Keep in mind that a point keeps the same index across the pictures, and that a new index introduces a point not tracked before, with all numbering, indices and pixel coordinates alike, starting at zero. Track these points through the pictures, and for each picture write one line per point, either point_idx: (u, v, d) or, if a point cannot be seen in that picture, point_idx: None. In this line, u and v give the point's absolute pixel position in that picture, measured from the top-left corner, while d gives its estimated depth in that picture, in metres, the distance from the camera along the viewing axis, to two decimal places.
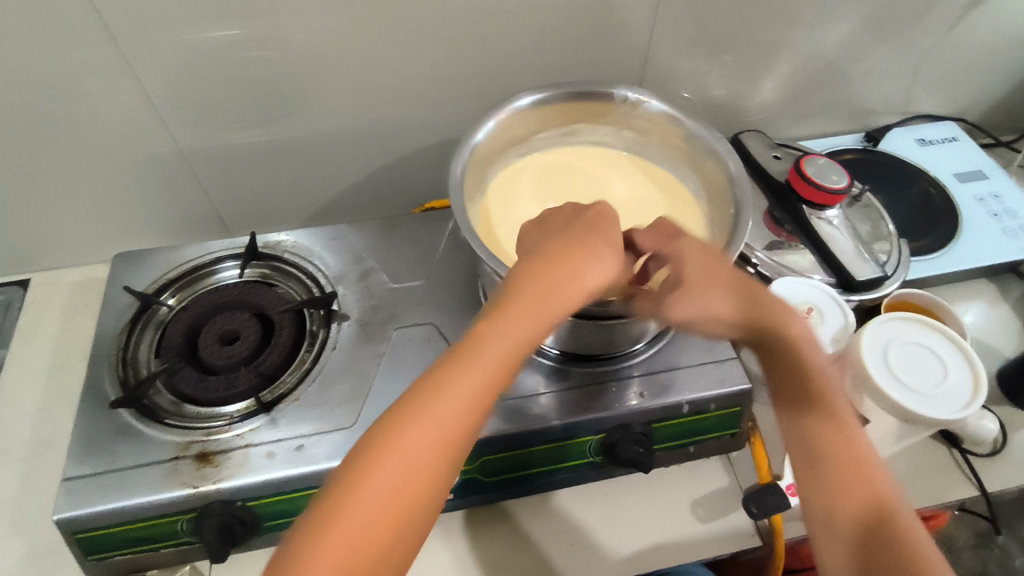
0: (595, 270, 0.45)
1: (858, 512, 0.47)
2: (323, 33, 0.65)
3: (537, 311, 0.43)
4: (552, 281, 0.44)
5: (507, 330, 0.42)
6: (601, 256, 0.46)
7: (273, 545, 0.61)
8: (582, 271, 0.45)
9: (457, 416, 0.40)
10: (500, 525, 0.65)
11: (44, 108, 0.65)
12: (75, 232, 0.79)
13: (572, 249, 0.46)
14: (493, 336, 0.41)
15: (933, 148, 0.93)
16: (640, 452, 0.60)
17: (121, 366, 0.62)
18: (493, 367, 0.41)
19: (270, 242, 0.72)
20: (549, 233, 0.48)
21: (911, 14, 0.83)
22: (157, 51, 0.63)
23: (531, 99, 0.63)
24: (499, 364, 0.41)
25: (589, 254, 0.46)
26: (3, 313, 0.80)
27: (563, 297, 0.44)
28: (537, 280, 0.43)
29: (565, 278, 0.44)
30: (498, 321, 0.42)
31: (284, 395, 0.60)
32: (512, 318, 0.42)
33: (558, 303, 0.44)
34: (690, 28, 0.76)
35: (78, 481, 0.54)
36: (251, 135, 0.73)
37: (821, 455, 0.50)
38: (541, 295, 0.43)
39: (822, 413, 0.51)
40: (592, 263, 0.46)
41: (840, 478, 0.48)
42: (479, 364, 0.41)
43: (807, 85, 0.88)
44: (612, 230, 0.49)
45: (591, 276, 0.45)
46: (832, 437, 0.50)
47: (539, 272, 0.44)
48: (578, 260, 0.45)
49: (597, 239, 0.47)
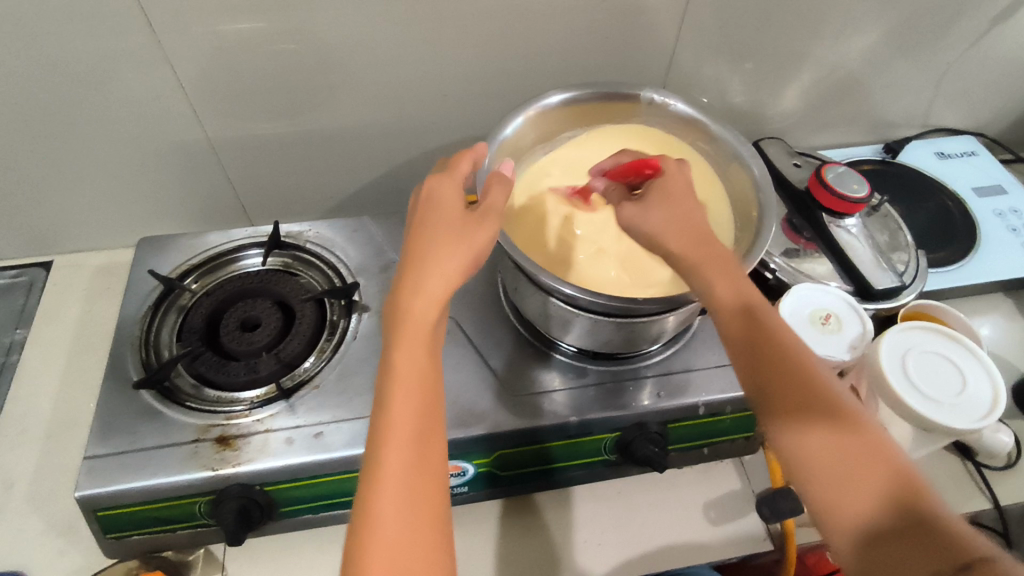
0: (455, 250, 0.45)
1: (873, 510, 0.39)
2: (354, 27, 0.66)
3: (432, 295, 0.43)
4: (424, 278, 0.43)
5: (413, 340, 0.42)
6: (446, 234, 0.46)
7: (288, 531, 0.61)
8: (437, 260, 0.44)
9: (416, 428, 0.41)
10: (512, 520, 0.65)
11: (77, 93, 0.66)
12: (100, 216, 0.80)
13: (438, 229, 0.46)
14: (405, 353, 0.42)
15: (952, 162, 0.94)
16: (655, 451, 0.60)
17: (144, 349, 0.63)
18: (419, 374, 0.42)
19: (292, 232, 0.72)
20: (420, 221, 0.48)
21: (936, 27, 0.83)
22: (191, 40, 0.64)
23: (560, 97, 0.65)
24: (426, 369, 0.42)
25: (441, 237, 0.45)
26: (27, 294, 0.81)
27: (445, 269, 0.44)
28: (410, 284, 0.44)
29: (427, 272, 0.44)
30: (403, 337, 0.42)
31: (304, 382, 0.61)
32: (413, 330, 0.42)
33: (442, 291, 0.44)
34: (715, 34, 0.76)
35: (98, 459, 0.55)
36: (279, 126, 0.74)
37: (816, 454, 0.42)
38: (421, 296, 0.43)
39: (805, 404, 0.43)
40: (450, 245, 0.45)
41: (838, 471, 0.41)
42: (407, 380, 0.41)
43: (828, 95, 0.89)
44: (434, 207, 0.48)
45: (460, 246, 0.45)
46: (825, 429, 0.42)
47: (421, 261, 0.45)
48: (446, 238, 0.45)
49: (435, 223, 0.46)
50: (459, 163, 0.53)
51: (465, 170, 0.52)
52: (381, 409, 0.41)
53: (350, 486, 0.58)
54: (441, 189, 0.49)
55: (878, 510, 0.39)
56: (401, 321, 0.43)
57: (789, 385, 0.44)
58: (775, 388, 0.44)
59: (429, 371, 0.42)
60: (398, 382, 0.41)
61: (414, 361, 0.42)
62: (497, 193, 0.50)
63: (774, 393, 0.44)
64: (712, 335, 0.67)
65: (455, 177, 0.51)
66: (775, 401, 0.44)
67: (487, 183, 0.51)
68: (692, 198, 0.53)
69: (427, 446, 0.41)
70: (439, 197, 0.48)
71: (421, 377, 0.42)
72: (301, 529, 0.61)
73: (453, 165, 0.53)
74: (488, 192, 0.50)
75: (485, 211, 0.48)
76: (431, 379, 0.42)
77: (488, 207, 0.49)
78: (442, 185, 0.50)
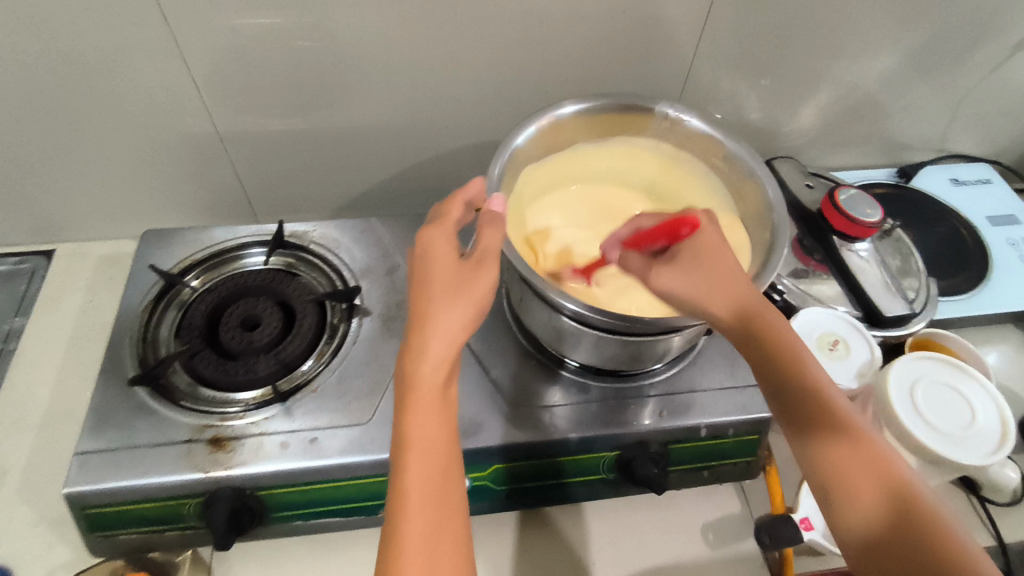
0: (456, 309, 0.44)
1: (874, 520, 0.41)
2: (370, 27, 0.65)
3: (435, 358, 0.43)
4: (427, 342, 0.43)
5: (424, 405, 0.42)
6: (443, 292, 0.45)
7: (279, 535, 0.60)
8: (438, 323, 0.44)
9: (433, 492, 0.41)
10: (506, 534, 0.64)
11: (87, 81, 0.66)
12: (105, 206, 0.79)
13: (427, 295, 0.45)
14: (416, 421, 0.42)
15: (966, 189, 0.93)
16: (656, 472, 0.59)
17: (141, 344, 0.62)
18: (432, 438, 0.42)
19: (297, 232, 0.72)
20: (416, 278, 0.47)
21: (957, 52, 0.82)
22: (205, 32, 0.63)
23: (576, 108, 0.64)
24: (438, 432, 0.42)
25: (439, 297, 0.45)
26: (28, 282, 0.80)
27: (439, 338, 0.43)
28: (414, 349, 0.43)
29: (429, 335, 0.43)
30: (413, 403, 0.42)
31: (302, 385, 0.60)
32: (423, 394, 0.42)
33: (447, 353, 0.43)
34: (734, 50, 0.75)
35: (90, 455, 0.54)
36: (290, 123, 0.73)
37: (827, 472, 0.42)
38: (426, 360, 0.43)
39: (822, 427, 0.43)
40: (448, 303, 0.44)
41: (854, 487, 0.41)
42: (421, 445, 0.41)
43: (844, 115, 0.88)
44: (428, 265, 0.47)
45: (449, 312, 0.44)
46: (846, 452, 0.42)
47: (418, 328, 0.44)
48: (434, 304, 0.44)
49: (432, 283, 0.46)
50: (449, 209, 0.52)
51: (457, 215, 0.51)
52: (398, 474, 0.41)
53: (343, 493, 0.57)
54: (433, 244, 0.48)
55: (879, 522, 0.40)
56: (409, 387, 0.43)
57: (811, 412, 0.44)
58: (796, 415, 0.44)
59: (442, 433, 0.42)
60: (412, 449, 0.41)
61: (426, 426, 0.42)
62: (491, 235, 0.49)
63: (795, 417, 0.44)
64: (717, 355, 0.66)
65: (448, 225, 0.50)
66: (793, 425, 0.45)
67: (479, 225, 0.50)
68: (729, 253, 0.51)
69: (445, 509, 0.41)
70: (433, 252, 0.47)
71: (434, 442, 0.42)
72: (292, 534, 0.60)
73: (443, 214, 0.52)
74: (480, 235, 0.49)
75: (480, 257, 0.47)
76: (446, 442, 0.42)
77: (481, 252, 0.47)
78: (434, 238, 0.48)
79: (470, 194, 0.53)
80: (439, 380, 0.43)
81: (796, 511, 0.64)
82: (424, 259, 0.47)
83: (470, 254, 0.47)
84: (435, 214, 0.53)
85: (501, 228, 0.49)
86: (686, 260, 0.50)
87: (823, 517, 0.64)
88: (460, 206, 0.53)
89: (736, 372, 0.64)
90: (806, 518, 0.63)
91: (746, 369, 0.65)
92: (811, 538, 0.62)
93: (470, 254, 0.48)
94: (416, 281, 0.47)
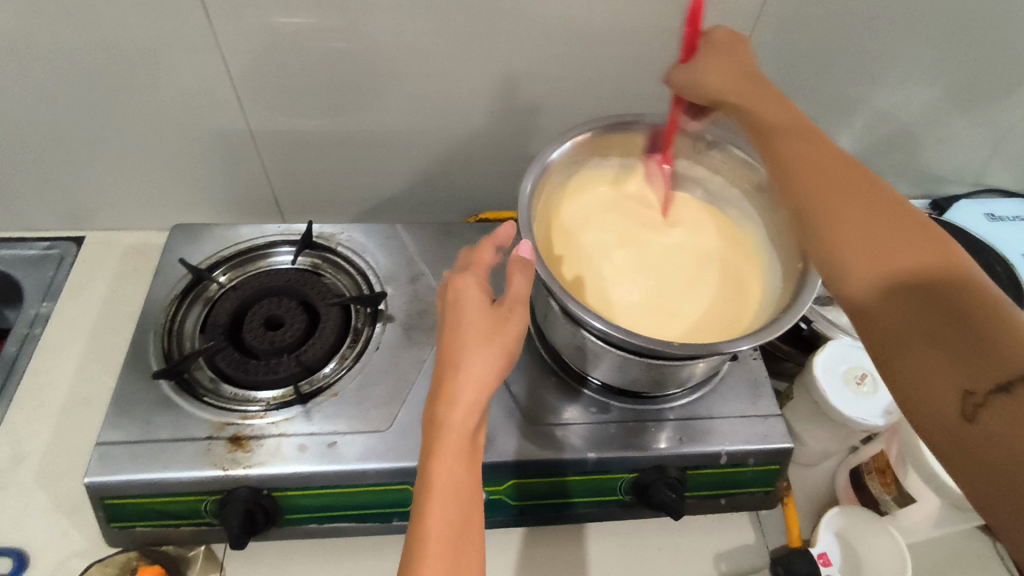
0: (488, 356, 0.45)
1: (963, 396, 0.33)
2: (408, 33, 0.66)
3: (464, 406, 0.43)
4: (458, 389, 0.43)
5: (451, 452, 0.42)
6: (476, 338, 0.45)
7: (290, 537, 0.60)
8: (470, 369, 0.44)
9: (454, 541, 0.40)
10: (517, 549, 0.64)
11: (128, 75, 0.67)
12: (136, 196, 0.80)
13: (457, 341, 0.45)
14: (443, 467, 0.42)
15: (1001, 225, 0.91)
16: (672, 497, 0.58)
17: (166, 338, 0.63)
18: (457, 485, 0.42)
19: (324, 233, 0.72)
20: (446, 324, 0.48)
21: (999, 87, 0.81)
22: (245, 31, 0.64)
23: (612, 125, 0.63)
24: (463, 480, 0.42)
25: (471, 343, 0.45)
26: (56, 267, 0.81)
27: (471, 386, 0.44)
28: (446, 395, 0.44)
29: (461, 382, 0.44)
30: (441, 449, 0.42)
31: (322, 388, 0.60)
32: (452, 441, 0.42)
33: (477, 402, 0.44)
34: (772, 73, 0.75)
35: (111, 446, 0.55)
36: (322, 124, 0.74)
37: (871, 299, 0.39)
38: (457, 407, 0.43)
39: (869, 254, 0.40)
40: (481, 350, 0.45)
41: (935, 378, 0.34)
42: (445, 490, 0.41)
43: (879, 145, 0.87)
44: (461, 310, 0.47)
45: (478, 359, 0.44)
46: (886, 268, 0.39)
47: (449, 374, 0.44)
48: (465, 349, 0.45)
49: (463, 329, 0.46)
50: (482, 252, 0.52)
51: (489, 260, 0.52)
52: (419, 519, 0.41)
53: (357, 499, 0.57)
54: (466, 290, 0.48)
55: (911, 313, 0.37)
56: (437, 433, 0.43)
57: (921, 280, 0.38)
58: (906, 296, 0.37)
59: (467, 481, 0.42)
60: (435, 494, 0.41)
61: (453, 473, 0.42)
62: (522, 282, 0.49)
63: (901, 293, 0.38)
64: (741, 382, 0.65)
65: (479, 273, 0.50)
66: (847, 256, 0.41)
67: (508, 270, 0.50)
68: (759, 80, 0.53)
69: (464, 561, 0.40)
70: (465, 298, 0.48)
71: (459, 489, 0.42)
72: (302, 537, 0.60)
73: (474, 258, 0.52)
74: (509, 281, 0.49)
75: (510, 305, 0.48)
76: (470, 491, 0.42)
77: (511, 299, 0.48)
78: (466, 286, 0.49)
79: (499, 240, 0.54)
80: (466, 427, 0.43)
81: (815, 546, 0.63)
82: (458, 303, 0.48)
83: (502, 299, 0.48)
84: (466, 259, 0.53)
85: (530, 275, 0.50)
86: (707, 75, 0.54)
87: (840, 553, 0.63)
88: (491, 250, 0.53)
89: (760, 401, 0.63)
90: (825, 553, 0.62)
91: (769, 398, 0.64)
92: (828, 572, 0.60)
93: (500, 299, 0.49)
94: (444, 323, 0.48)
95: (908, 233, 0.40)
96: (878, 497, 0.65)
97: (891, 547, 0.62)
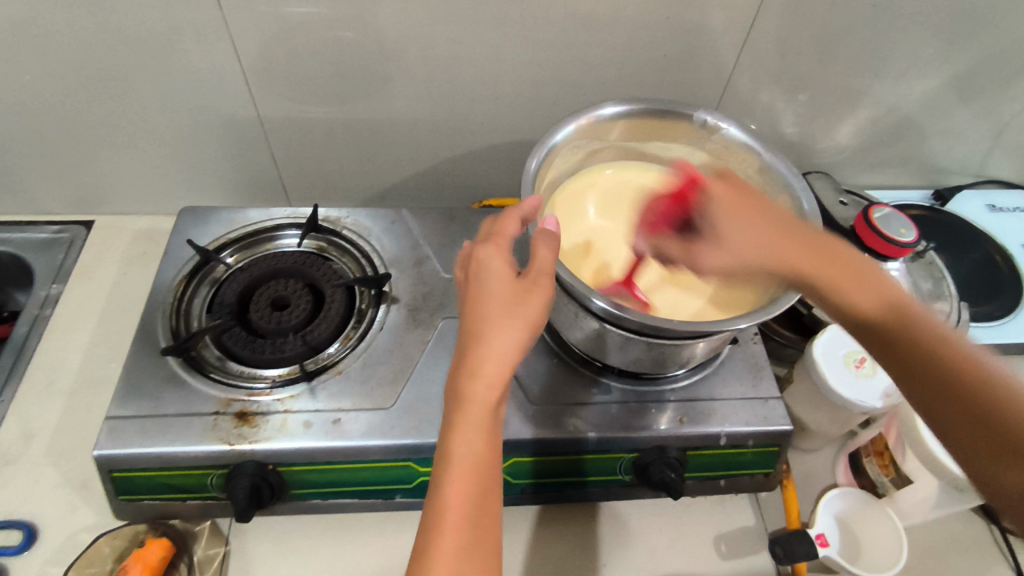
0: (512, 332, 0.45)
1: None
2: (416, 20, 0.66)
3: (489, 383, 0.43)
4: (480, 363, 0.44)
5: (472, 424, 0.43)
6: (499, 313, 0.45)
7: (295, 513, 0.61)
8: (493, 345, 0.44)
9: (472, 510, 0.42)
10: (518, 528, 0.65)
11: (139, 60, 0.68)
12: (145, 181, 0.81)
13: (483, 317, 0.45)
14: (463, 439, 0.43)
15: (1002, 216, 0.91)
16: (672, 477, 0.59)
17: (175, 317, 0.64)
18: (476, 456, 0.43)
19: (330, 217, 0.73)
20: (471, 296, 0.47)
21: (1002, 77, 0.81)
22: (255, 18, 0.65)
23: (614, 110, 0.64)
24: (482, 451, 0.43)
25: (493, 318, 0.45)
26: (66, 251, 0.82)
27: (496, 363, 0.44)
28: (468, 368, 0.44)
29: (483, 356, 0.44)
30: (462, 421, 0.43)
31: (328, 365, 0.61)
32: (473, 413, 0.43)
33: (499, 375, 0.44)
34: (776, 62, 0.75)
35: (121, 420, 0.56)
36: (329, 111, 0.75)
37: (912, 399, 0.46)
38: (478, 380, 0.43)
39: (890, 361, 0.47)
40: (503, 325, 0.45)
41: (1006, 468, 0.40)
42: (462, 464, 0.42)
43: (882, 135, 0.87)
44: (483, 284, 0.47)
45: (503, 337, 0.44)
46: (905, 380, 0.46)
47: (474, 350, 0.44)
48: (491, 326, 0.45)
49: (487, 302, 0.46)
50: (504, 224, 0.51)
51: (512, 233, 0.50)
52: (438, 489, 0.42)
53: (361, 476, 0.58)
54: (489, 262, 0.48)
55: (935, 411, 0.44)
56: (458, 405, 0.43)
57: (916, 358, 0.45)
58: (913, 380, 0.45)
59: (486, 455, 0.43)
60: (453, 467, 0.42)
61: (472, 444, 0.43)
62: (546, 256, 0.48)
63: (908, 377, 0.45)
64: (742, 365, 0.65)
65: (502, 245, 0.49)
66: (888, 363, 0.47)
67: (532, 243, 0.49)
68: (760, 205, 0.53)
69: (481, 528, 0.42)
70: (488, 271, 0.47)
71: (476, 462, 0.43)
72: (307, 512, 0.61)
73: (496, 230, 0.50)
74: (534, 254, 0.48)
75: (534, 278, 0.47)
76: (488, 462, 0.43)
77: (534, 273, 0.47)
78: (490, 258, 0.48)
79: (525, 211, 0.52)
80: (490, 404, 0.43)
81: (812, 526, 0.64)
82: (485, 275, 0.47)
83: (525, 272, 0.47)
84: (488, 228, 0.51)
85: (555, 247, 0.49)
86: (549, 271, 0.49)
87: (838, 535, 0.64)
88: (515, 221, 0.51)
89: (760, 384, 0.64)
90: (823, 534, 0.63)
91: (769, 381, 0.64)
92: (824, 553, 0.61)
93: (524, 272, 0.48)
94: (467, 294, 0.47)
95: (884, 314, 0.47)
96: (876, 479, 0.66)
97: (891, 532, 0.63)
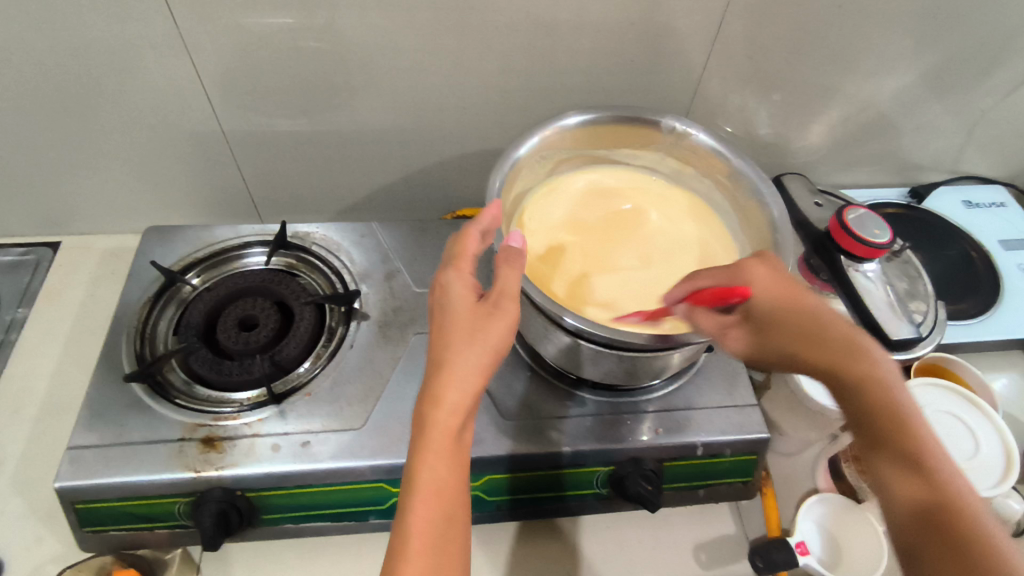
0: (474, 354, 0.44)
1: (915, 508, 0.37)
2: (377, 31, 0.65)
3: (449, 409, 0.42)
4: (443, 388, 0.43)
5: (435, 450, 0.42)
6: (460, 337, 0.44)
7: (266, 538, 0.60)
8: (455, 368, 0.43)
9: (434, 539, 0.41)
10: (496, 545, 0.64)
11: (96, 78, 0.66)
12: (110, 200, 0.80)
13: (445, 344, 0.44)
14: (425, 466, 0.42)
15: (978, 211, 0.92)
16: (647, 490, 0.58)
17: (139, 341, 0.63)
18: (439, 484, 0.42)
19: (300, 232, 0.72)
20: (436, 322, 0.46)
21: (974, 72, 0.81)
22: (213, 32, 0.63)
23: (577, 119, 0.63)
24: (445, 479, 0.42)
25: (455, 342, 0.44)
26: (31, 273, 0.80)
27: (458, 389, 0.43)
28: (432, 394, 0.43)
29: (446, 381, 0.43)
30: (425, 447, 0.42)
31: (297, 387, 0.60)
32: (435, 439, 0.42)
33: (461, 400, 0.43)
34: (745, 64, 0.75)
35: (83, 450, 0.54)
36: (295, 123, 0.73)
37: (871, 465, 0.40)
38: (442, 406, 0.42)
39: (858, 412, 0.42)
40: (465, 349, 0.44)
41: (893, 486, 0.38)
42: (427, 490, 0.41)
43: (856, 132, 0.87)
44: (447, 308, 0.46)
45: (463, 362, 0.43)
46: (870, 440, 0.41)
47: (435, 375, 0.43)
48: (452, 352, 0.44)
49: (450, 326, 0.45)
50: (466, 241, 0.50)
51: (473, 251, 0.49)
52: (401, 517, 0.41)
53: (334, 498, 0.57)
54: (452, 287, 0.47)
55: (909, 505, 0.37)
56: (421, 431, 0.43)
57: (854, 379, 0.43)
58: (846, 404, 0.43)
59: (452, 481, 0.42)
60: (418, 493, 0.41)
61: (435, 471, 0.42)
62: (508, 274, 0.47)
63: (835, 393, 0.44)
64: (717, 373, 0.65)
65: (464, 267, 0.48)
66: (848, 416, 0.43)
67: (494, 264, 0.48)
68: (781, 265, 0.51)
69: (444, 558, 0.41)
70: (450, 295, 0.46)
71: (441, 489, 0.42)
72: (279, 537, 0.60)
73: (459, 250, 0.49)
74: (496, 275, 0.47)
75: (495, 300, 0.46)
76: (452, 489, 0.42)
77: (497, 293, 0.46)
78: (453, 281, 0.47)
79: (486, 224, 0.51)
80: (451, 431, 0.42)
81: (792, 535, 0.62)
82: (448, 301, 0.46)
83: (487, 295, 0.46)
84: (452, 248, 0.50)
85: (517, 268, 0.47)
86: (513, 296, 0.46)
87: (820, 542, 0.63)
88: (475, 238, 0.50)
89: (736, 391, 0.63)
90: (803, 542, 0.61)
91: (745, 388, 0.64)
92: (806, 562, 0.60)
93: (486, 294, 0.47)
94: (432, 321, 0.47)
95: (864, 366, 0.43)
96: (854, 484, 0.66)
97: (870, 539, 0.61)
